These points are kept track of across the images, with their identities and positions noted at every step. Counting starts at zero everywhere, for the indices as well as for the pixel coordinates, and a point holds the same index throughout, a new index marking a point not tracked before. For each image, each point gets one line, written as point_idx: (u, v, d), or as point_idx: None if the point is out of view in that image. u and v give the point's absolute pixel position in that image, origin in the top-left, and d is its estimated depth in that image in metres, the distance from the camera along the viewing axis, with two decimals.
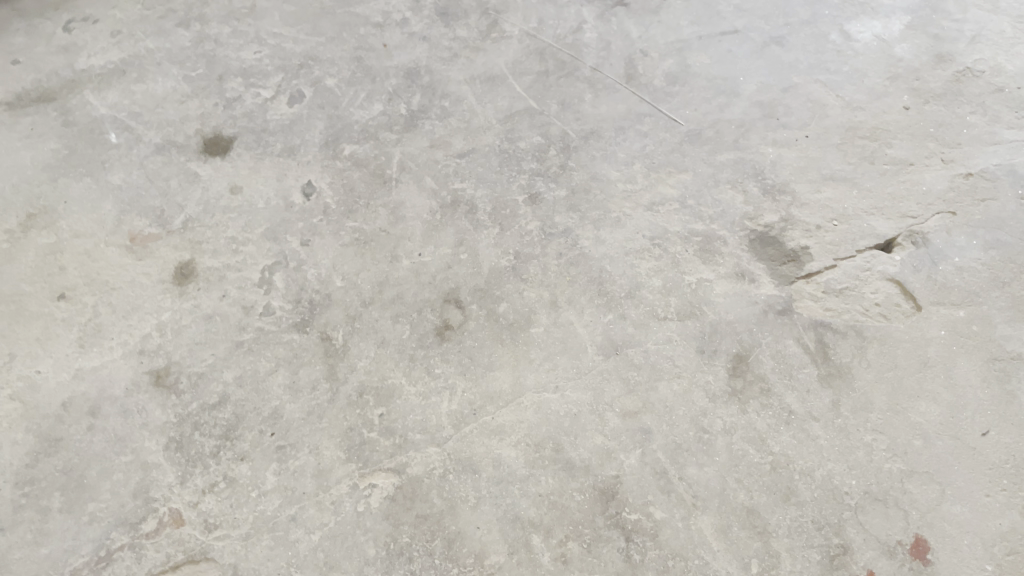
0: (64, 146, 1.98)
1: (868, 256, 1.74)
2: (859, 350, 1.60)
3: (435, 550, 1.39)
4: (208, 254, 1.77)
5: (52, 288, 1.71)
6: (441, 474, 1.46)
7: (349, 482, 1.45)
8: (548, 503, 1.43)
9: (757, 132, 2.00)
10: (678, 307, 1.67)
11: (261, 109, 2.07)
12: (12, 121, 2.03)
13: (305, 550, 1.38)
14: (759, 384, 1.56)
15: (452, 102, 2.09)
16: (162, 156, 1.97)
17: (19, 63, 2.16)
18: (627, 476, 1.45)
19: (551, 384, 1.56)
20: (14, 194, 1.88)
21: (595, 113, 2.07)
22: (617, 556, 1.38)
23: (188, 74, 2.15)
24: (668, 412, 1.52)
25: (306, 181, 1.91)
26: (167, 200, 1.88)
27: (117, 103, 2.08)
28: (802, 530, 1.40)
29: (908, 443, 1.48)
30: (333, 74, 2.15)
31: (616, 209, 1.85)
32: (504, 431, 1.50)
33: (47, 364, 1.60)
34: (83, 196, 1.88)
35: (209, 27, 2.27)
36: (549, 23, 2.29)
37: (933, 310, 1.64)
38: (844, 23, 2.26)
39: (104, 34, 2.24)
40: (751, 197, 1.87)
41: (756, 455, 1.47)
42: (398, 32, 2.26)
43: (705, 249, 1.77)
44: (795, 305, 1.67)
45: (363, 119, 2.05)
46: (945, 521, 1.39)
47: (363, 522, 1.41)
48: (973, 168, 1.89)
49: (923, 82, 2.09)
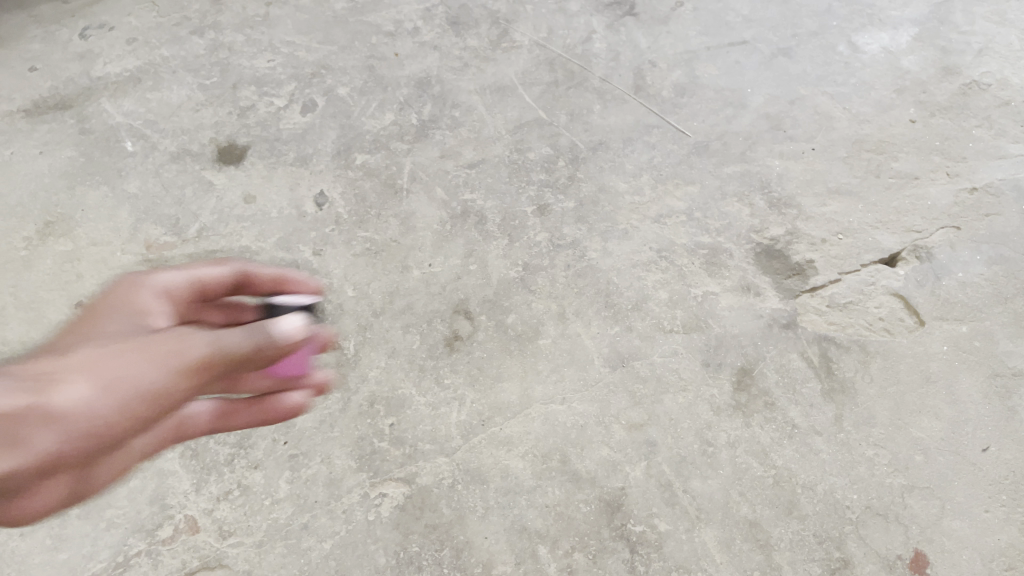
0: (80, 153, 2.02)
1: (873, 270, 1.76)
2: (863, 365, 1.62)
3: (444, 559, 1.42)
4: None
5: (70, 297, 1.76)
6: (450, 484, 1.49)
7: (360, 491, 1.48)
8: (555, 514, 1.46)
9: (764, 144, 2.02)
10: (684, 320, 1.70)
11: (275, 117, 2.10)
12: (31, 128, 2.08)
13: (317, 558, 1.42)
14: (763, 398, 1.58)
15: (463, 112, 2.11)
16: (176, 163, 2.00)
17: (36, 70, 2.21)
18: (633, 488, 1.48)
19: (557, 396, 1.59)
20: (32, 202, 1.93)
21: (604, 124, 2.09)
22: (623, 567, 1.41)
23: (203, 82, 2.18)
24: (673, 425, 1.55)
25: (318, 190, 1.94)
26: (182, 208, 1.91)
27: (133, 110, 2.12)
28: (804, 543, 1.42)
29: (908, 458, 1.50)
30: (345, 83, 2.18)
31: (624, 221, 1.88)
32: (512, 442, 1.53)
33: None
34: (100, 205, 1.92)
35: (223, 35, 2.30)
36: (559, 33, 2.32)
37: (936, 325, 1.66)
38: (852, 35, 2.28)
39: (119, 41, 2.28)
40: (757, 210, 1.89)
41: (760, 469, 1.50)
42: (409, 41, 2.29)
43: (712, 262, 1.80)
44: (799, 318, 1.69)
45: (375, 129, 2.08)
46: (945, 536, 1.42)
47: (374, 531, 1.44)
48: (978, 183, 1.91)
49: (930, 95, 2.11)
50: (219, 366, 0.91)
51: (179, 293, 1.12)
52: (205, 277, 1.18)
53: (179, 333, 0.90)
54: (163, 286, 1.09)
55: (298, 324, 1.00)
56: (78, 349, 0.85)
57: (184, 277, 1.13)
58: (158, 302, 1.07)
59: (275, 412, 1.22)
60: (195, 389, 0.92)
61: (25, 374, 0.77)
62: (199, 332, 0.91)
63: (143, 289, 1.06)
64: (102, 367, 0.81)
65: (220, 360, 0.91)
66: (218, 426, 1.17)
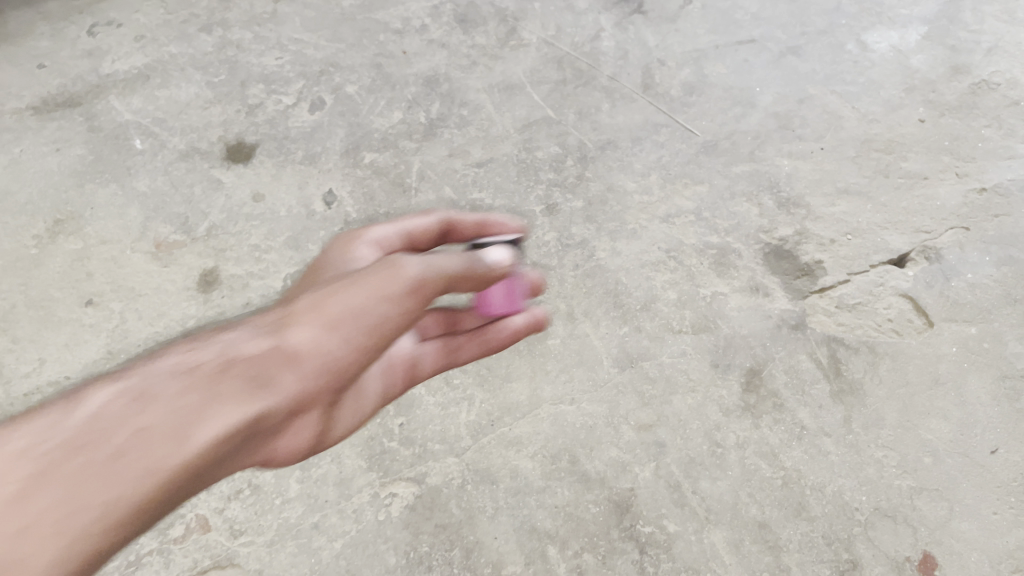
0: (89, 151, 2.02)
1: (882, 271, 1.76)
2: (872, 366, 1.62)
3: (455, 559, 1.42)
4: (233, 262, 1.81)
5: (80, 294, 1.77)
6: (459, 484, 1.50)
7: (370, 491, 1.49)
8: (564, 514, 1.46)
9: (773, 144, 2.02)
10: (693, 321, 1.70)
11: (283, 116, 2.10)
12: (40, 126, 2.08)
13: (328, 558, 1.43)
14: (772, 399, 1.58)
15: (471, 111, 2.11)
16: (185, 161, 2.00)
17: (45, 67, 2.21)
18: (642, 489, 1.49)
19: (566, 396, 1.59)
20: (41, 199, 1.93)
21: (612, 123, 2.09)
22: (632, 568, 1.41)
23: (211, 80, 2.18)
24: (682, 426, 1.55)
25: (327, 189, 1.95)
26: (191, 207, 1.91)
27: (141, 108, 2.12)
28: (813, 545, 1.43)
29: (917, 460, 1.50)
30: (354, 81, 2.18)
31: (632, 220, 1.88)
32: (521, 442, 1.54)
33: (76, 370, 1.67)
34: (109, 203, 1.92)
35: (231, 33, 2.30)
36: (567, 31, 2.31)
37: (946, 326, 1.66)
38: (861, 34, 2.27)
39: (128, 38, 2.28)
40: (766, 210, 1.89)
41: (769, 470, 1.50)
42: (417, 39, 2.29)
43: (721, 262, 1.80)
44: (808, 319, 1.69)
45: (383, 127, 2.08)
46: (953, 538, 1.43)
47: (385, 531, 1.45)
48: (988, 183, 1.90)
49: (939, 95, 2.10)
50: (430, 287, 1.11)
51: (395, 246, 1.41)
52: (412, 230, 1.42)
53: (391, 263, 1.11)
54: (376, 243, 1.40)
55: (502, 254, 1.19)
56: (303, 300, 1.10)
57: (395, 232, 1.41)
58: (370, 254, 1.36)
59: (500, 334, 1.46)
60: (418, 310, 1.13)
61: (271, 324, 1.08)
62: (410, 258, 1.11)
63: (361, 244, 1.38)
64: (321, 312, 1.05)
65: (429, 282, 1.10)
66: (447, 362, 1.45)
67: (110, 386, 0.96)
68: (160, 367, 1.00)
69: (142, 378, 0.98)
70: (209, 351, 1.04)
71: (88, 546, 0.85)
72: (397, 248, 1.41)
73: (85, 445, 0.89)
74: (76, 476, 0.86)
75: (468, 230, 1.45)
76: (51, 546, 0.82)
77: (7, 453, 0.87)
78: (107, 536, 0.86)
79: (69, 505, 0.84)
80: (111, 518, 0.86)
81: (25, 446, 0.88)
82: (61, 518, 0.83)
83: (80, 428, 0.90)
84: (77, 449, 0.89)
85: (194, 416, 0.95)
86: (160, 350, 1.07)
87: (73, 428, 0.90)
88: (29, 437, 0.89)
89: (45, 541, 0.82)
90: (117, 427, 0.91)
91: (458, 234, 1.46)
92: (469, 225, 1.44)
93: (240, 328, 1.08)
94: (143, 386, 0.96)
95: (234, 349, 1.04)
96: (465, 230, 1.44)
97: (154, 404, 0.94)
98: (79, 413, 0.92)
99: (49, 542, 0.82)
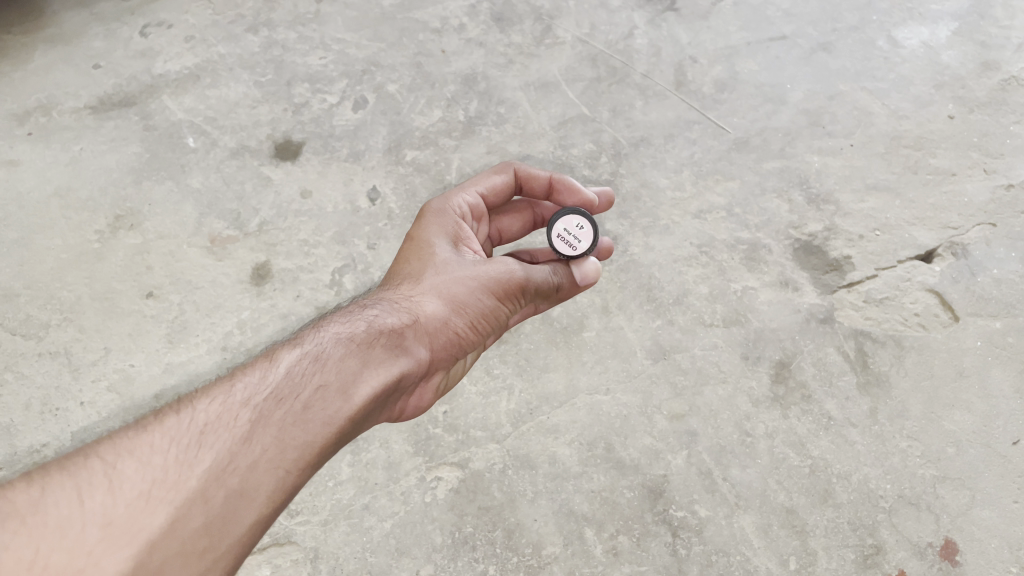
0: (145, 149, 2.13)
1: (909, 266, 1.81)
2: (897, 359, 1.67)
3: (497, 539, 1.51)
4: (283, 256, 1.91)
5: (141, 287, 1.88)
6: (501, 469, 1.59)
7: (417, 474, 1.59)
8: (600, 499, 1.55)
9: (804, 140, 2.06)
10: (724, 315, 1.77)
11: (328, 114, 2.19)
12: (97, 125, 2.18)
13: (379, 537, 1.53)
14: (801, 390, 1.65)
15: (508, 109, 2.18)
16: (235, 160, 2.09)
17: (100, 67, 2.31)
18: (674, 475, 1.56)
19: (602, 386, 1.68)
20: (102, 195, 2.04)
21: (645, 120, 2.14)
22: (664, 549, 1.49)
23: (259, 80, 2.27)
24: (713, 415, 1.63)
25: (372, 185, 2.03)
26: (243, 203, 2.01)
27: (193, 107, 2.21)
28: (838, 530, 1.49)
29: (940, 450, 1.56)
30: (395, 80, 2.26)
31: (665, 216, 1.94)
32: (559, 431, 1.62)
33: (139, 358, 1.77)
34: (165, 200, 2.03)
35: (277, 33, 2.39)
36: (601, 28, 2.36)
37: (970, 321, 1.71)
38: (892, 30, 2.30)
39: (178, 39, 2.38)
40: (796, 206, 1.94)
41: (797, 458, 1.57)
42: (455, 38, 2.35)
43: (752, 257, 1.85)
44: (836, 313, 1.75)
45: (423, 126, 2.15)
46: (974, 525, 1.49)
47: (431, 512, 1.55)
48: (1014, 180, 1.94)
49: (968, 91, 2.13)
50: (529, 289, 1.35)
51: (478, 211, 1.56)
52: (487, 190, 1.56)
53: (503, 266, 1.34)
54: (461, 210, 1.51)
55: (593, 267, 1.43)
56: (425, 284, 1.33)
57: (477, 195, 1.55)
58: (462, 222, 1.48)
59: None
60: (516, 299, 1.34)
61: (399, 301, 1.30)
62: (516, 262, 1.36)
63: (452, 212, 1.48)
64: (445, 293, 1.31)
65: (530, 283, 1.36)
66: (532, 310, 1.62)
67: (292, 350, 1.18)
68: (325, 335, 1.21)
69: (314, 344, 1.19)
70: (357, 323, 1.25)
71: (292, 478, 1.03)
72: (480, 210, 1.56)
73: (285, 394, 1.10)
74: (282, 420, 1.06)
75: (538, 187, 1.60)
76: (270, 476, 1.01)
77: (232, 404, 1.08)
78: (305, 474, 1.05)
79: (279, 442, 1.04)
80: (310, 454, 1.05)
81: (243, 399, 1.09)
82: (276, 452, 1.03)
83: (280, 383, 1.12)
84: (278, 398, 1.09)
85: (356, 374, 1.15)
86: (314, 323, 1.28)
87: (274, 384, 1.12)
88: (244, 392, 1.10)
89: (265, 471, 1.00)
90: (308, 381, 1.12)
91: (529, 189, 1.61)
92: (540, 183, 1.59)
93: (377, 305, 1.30)
94: (316, 351, 1.18)
95: (377, 321, 1.25)
96: (536, 188, 1.60)
97: (326, 364, 1.15)
98: (276, 371, 1.14)
99: (268, 472, 1.00)
